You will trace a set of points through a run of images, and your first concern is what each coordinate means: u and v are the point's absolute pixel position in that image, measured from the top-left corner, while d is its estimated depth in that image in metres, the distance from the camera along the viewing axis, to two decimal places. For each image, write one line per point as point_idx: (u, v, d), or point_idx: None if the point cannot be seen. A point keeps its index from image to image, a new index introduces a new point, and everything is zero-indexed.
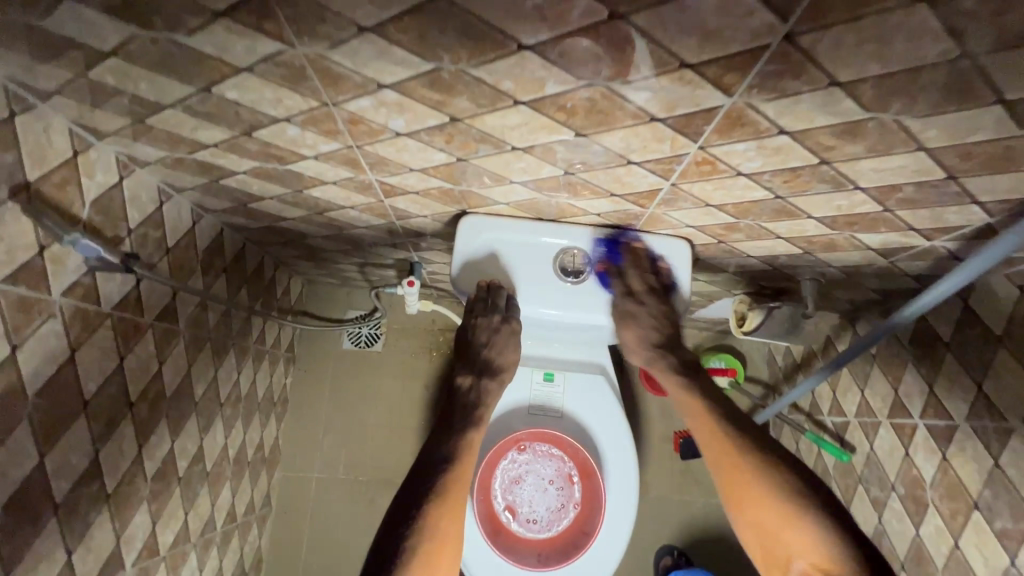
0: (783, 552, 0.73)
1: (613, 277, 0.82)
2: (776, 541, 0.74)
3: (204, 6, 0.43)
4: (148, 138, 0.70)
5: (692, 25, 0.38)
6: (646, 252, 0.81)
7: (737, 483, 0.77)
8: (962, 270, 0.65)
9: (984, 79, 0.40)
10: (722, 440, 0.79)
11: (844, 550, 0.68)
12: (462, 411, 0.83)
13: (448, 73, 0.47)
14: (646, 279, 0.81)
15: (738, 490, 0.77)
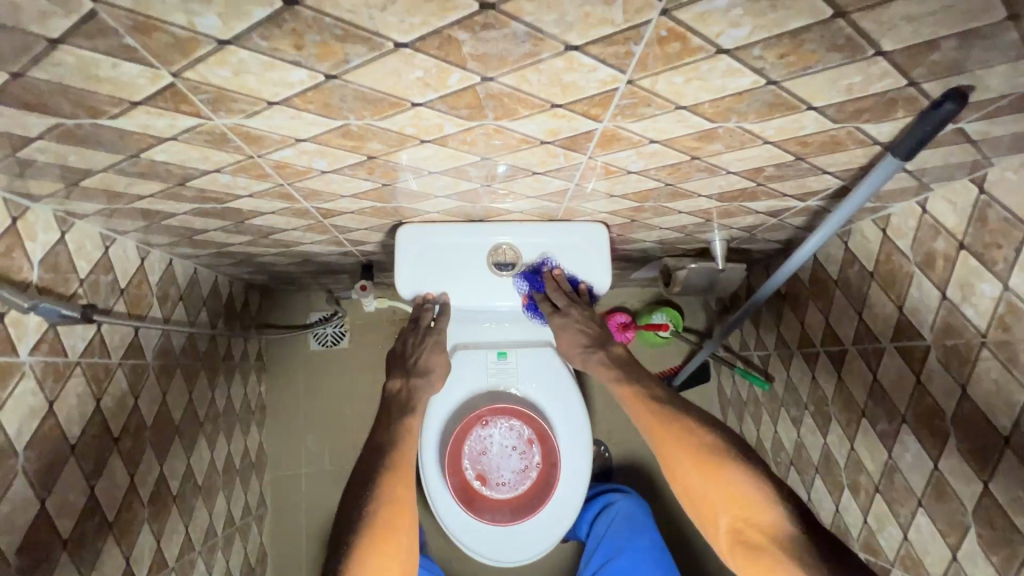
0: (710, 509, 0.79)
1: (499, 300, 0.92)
2: (704, 498, 0.80)
3: (122, 99, 0.47)
4: (83, 195, 0.73)
5: (552, 80, 0.46)
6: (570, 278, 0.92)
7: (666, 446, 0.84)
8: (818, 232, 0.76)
9: (791, 95, 0.49)
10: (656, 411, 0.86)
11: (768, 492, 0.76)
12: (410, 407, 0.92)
13: (356, 127, 0.54)
14: (570, 297, 0.92)
15: (670, 453, 0.84)
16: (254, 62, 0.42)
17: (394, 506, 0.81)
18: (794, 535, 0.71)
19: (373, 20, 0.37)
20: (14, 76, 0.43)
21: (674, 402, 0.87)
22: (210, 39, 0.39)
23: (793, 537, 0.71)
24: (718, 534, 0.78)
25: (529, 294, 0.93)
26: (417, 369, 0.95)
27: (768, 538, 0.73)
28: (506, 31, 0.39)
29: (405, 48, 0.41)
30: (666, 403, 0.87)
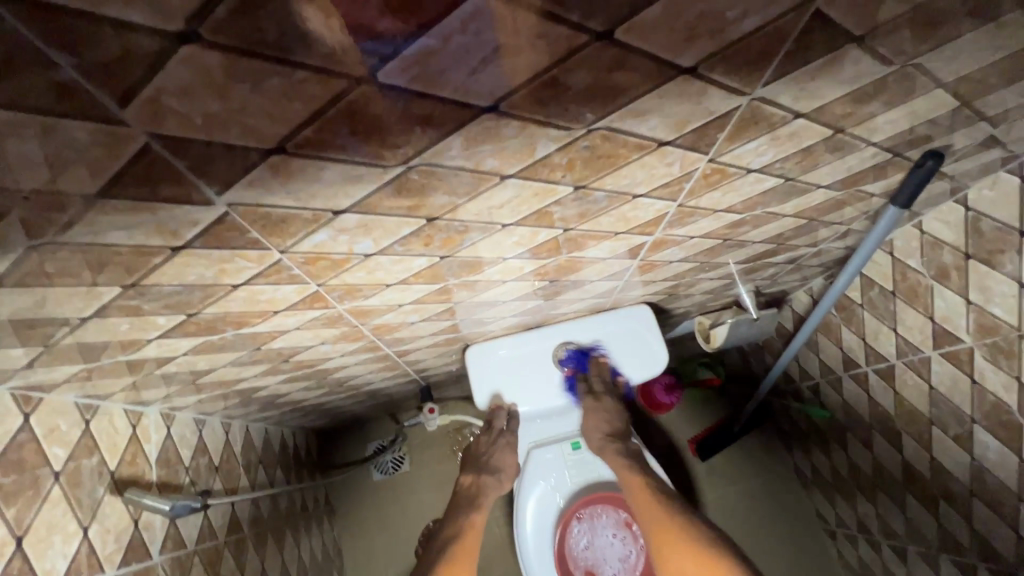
0: None
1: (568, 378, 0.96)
2: None
3: (269, 310, 0.56)
4: (192, 389, 0.80)
5: (620, 218, 0.56)
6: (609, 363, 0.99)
7: (665, 543, 0.85)
8: (861, 253, 0.83)
9: (803, 182, 0.60)
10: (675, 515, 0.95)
11: None
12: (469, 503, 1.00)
13: (453, 284, 0.63)
14: (609, 385, 1.00)
15: (668, 558, 0.84)
16: (387, 261, 0.52)
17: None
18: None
19: (491, 215, 0.47)
20: (190, 315, 0.52)
21: (674, 501, 0.92)
22: (360, 255, 0.49)
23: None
24: None
25: (574, 370, 0.97)
26: (489, 467, 1.02)
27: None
28: (590, 198, 0.49)
29: (509, 225, 0.50)
30: (667, 501, 0.92)
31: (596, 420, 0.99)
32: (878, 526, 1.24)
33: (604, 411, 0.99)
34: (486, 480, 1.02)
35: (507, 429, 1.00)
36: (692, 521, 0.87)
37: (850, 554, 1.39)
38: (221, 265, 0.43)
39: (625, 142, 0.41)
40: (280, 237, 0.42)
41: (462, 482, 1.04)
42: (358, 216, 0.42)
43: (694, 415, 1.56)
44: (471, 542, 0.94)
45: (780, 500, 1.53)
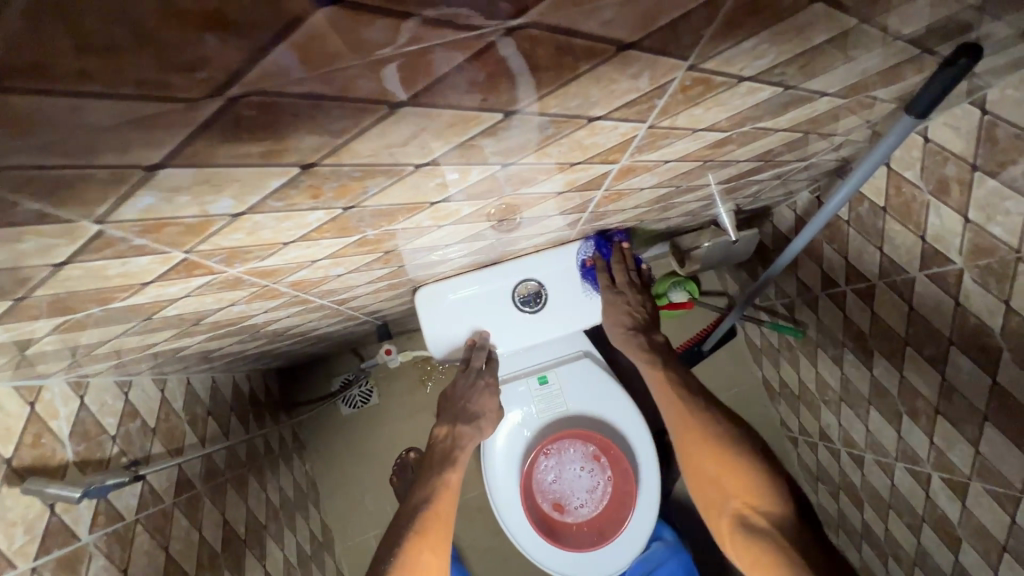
0: (720, 498, 0.79)
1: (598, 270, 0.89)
2: (716, 491, 0.79)
3: (133, 284, 0.44)
4: (96, 358, 0.70)
5: (573, 149, 0.44)
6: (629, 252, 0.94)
7: (689, 440, 0.83)
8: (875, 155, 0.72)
9: (806, 90, 0.47)
10: (681, 405, 0.86)
11: (769, 490, 0.76)
12: (443, 457, 0.91)
13: (373, 235, 0.51)
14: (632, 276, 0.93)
15: (690, 458, 0.83)
16: (270, 220, 0.40)
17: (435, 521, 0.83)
18: (792, 525, 0.71)
19: (393, 156, 0.35)
20: (20, 300, 0.40)
21: (694, 388, 0.88)
22: (223, 217, 0.36)
23: (792, 528, 0.71)
24: (722, 519, 0.78)
25: (595, 258, 0.90)
26: (467, 416, 0.93)
27: (772, 525, 0.72)
28: (529, 126, 0.37)
29: (425, 166, 0.38)
30: (694, 389, 0.88)
31: (620, 311, 0.90)
32: (840, 436, 1.28)
33: (625, 302, 0.90)
34: (464, 431, 0.93)
35: (488, 369, 0.91)
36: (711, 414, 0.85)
37: (809, 459, 1.46)
38: (10, 246, 0.31)
39: (568, 47, 0.28)
40: (79, 205, 0.29)
41: (438, 433, 0.94)
42: (191, 171, 0.29)
43: (667, 334, 1.54)
44: (445, 509, 0.85)
45: (748, 411, 1.56)
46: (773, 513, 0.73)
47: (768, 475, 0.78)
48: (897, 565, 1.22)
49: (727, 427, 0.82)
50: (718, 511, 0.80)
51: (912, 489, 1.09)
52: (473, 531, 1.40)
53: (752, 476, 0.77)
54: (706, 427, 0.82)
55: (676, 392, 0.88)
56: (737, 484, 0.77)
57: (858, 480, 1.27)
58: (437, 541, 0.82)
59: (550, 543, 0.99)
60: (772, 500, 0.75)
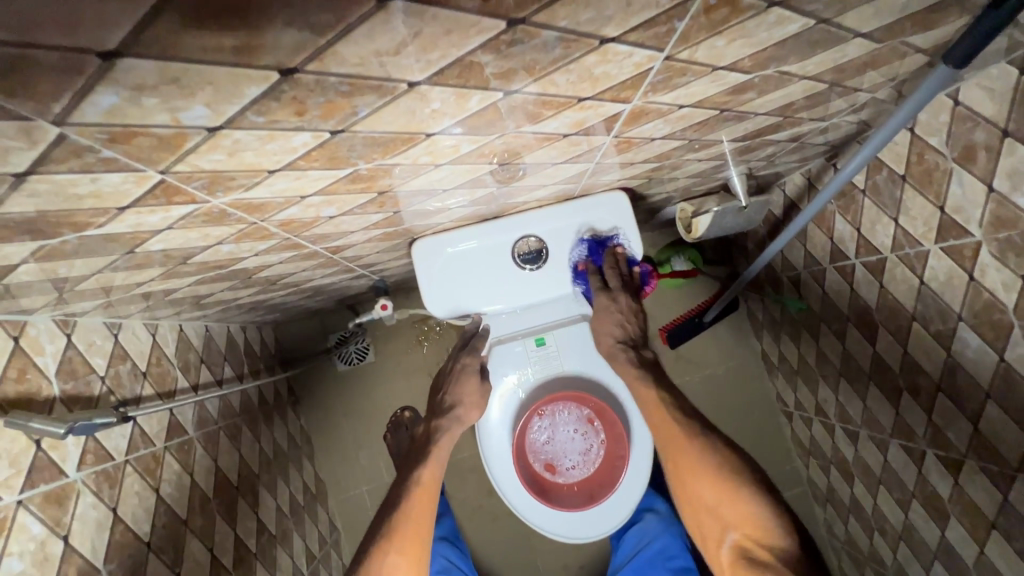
0: (719, 529, 0.82)
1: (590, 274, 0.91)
2: (714, 517, 0.83)
3: (107, 208, 0.41)
4: (82, 295, 0.68)
5: (583, 78, 0.40)
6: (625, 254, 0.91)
7: (682, 467, 0.86)
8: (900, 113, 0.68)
9: (840, 26, 0.44)
10: (673, 427, 0.89)
11: (774, 521, 0.78)
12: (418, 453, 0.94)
13: (366, 170, 0.48)
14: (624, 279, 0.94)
15: (687, 482, 0.86)
16: (251, 138, 0.37)
17: (410, 524, 0.84)
18: (797, 557, 0.74)
19: (384, 66, 0.31)
20: None
21: (696, 415, 0.90)
22: (198, 130, 0.33)
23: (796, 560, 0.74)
24: (722, 554, 0.81)
25: (587, 263, 0.90)
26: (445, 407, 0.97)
27: (775, 560, 0.74)
28: (535, 42, 0.33)
29: (420, 85, 0.35)
30: (688, 416, 0.90)
31: (610, 319, 0.94)
32: (835, 412, 1.27)
33: (618, 309, 0.94)
34: (440, 424, 0.96)
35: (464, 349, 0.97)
36: (710, 440, 0.87)
37: (802, 434, 1.46)
38: None
39: None
40: (31, 98, 0.26)
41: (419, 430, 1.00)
42: (154, 65, 0.26)
43: (668, 304, 1.52)
44: (422, 505, 0.87)
45: (744, 384, 1.55)
46: (785, 561, 0.74)
47: (772, 508, 0.80)
48: (882, 538, 1.23)
49: (727, 463, 0.84)
50: (719, 543, 0.83)
51: (904, 465, 1.09)
52: (464, 491, 1.42)
53: (755, 505, 0.80)
54: (700, 455, 0.85)
55: (676, 414, 0.90)
56: (739, 520, 0.80)
57: (851, 456, 1.27)
58: (412, 545, 0.82)
59: (540, 502, 0.99)
60: (774, 527, 0.78)
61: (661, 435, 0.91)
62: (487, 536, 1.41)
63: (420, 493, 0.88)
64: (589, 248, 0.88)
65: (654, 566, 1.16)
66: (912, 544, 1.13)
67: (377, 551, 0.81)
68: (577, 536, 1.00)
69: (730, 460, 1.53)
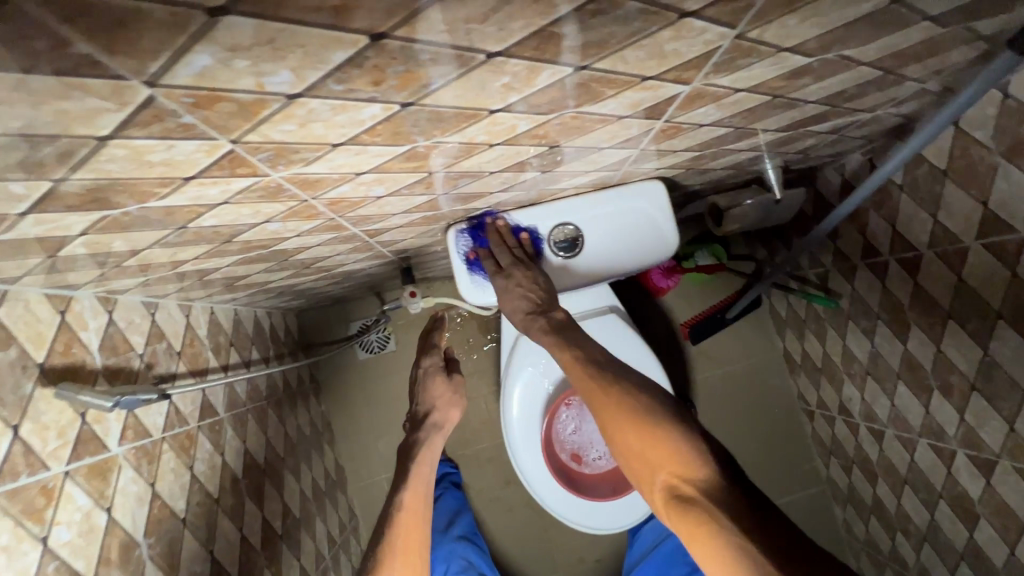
0: (645, 469, 0.61)
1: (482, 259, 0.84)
2: (639, 461, 0.62)
3: (174, 178, 0.42)
4: (127, 272, 0.69)
5: (652, 55, 0.40)
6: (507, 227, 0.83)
7: (605, 415, 0.67)
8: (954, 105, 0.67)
9: (911, 8, 0.43)
10: (588, 379, 0.71)
11: (705, 458, 0.58)
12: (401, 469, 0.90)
13: (423, 148, 0.48)
14: (517, 253, 0.83)
15: (609, 424, 0.66)
16: (325, 109, 0.37)
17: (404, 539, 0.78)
18: (723, 489, 0.55)
19: (470, 36, 0.31)
20: (58, 182, 0.38)
21: (613, 361, 0.72)
22: (278, 97, 0.33)
23: (730, 494, 0.54)
24: (654, 492, 0.61)
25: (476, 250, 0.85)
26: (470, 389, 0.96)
27: (703, 495, 0.55)
28: (618, 14, 0.33)
29: (498, 57, 0.35)
30: (605, 362, 0.72)
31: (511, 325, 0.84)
32: (860, 411, 1.26)
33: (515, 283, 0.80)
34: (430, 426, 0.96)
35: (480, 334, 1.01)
36: (631, 382, 0.68)
37: (824, 433, 1.45)
38: (55, 103, 0.29)
39: None
40: (133, 56, 0.26)
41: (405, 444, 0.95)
42: (254, 24, 0.26)
43: (690, 300, 1.51)
44: (410, 537, 0.79)
45: (765, 382, 1.55)
46: (715, 500, 0.54)
47: (708, 450, 0.60)
48: (905, 539, 1.22)
49: (647, 396, 0.66)
50: (648, 489, 0.62)
51: (932, 465, 1.08)
52: (482, 481, 1.42)
53: (682, 441, 0.60)
54: (622, 396, 0.66)
55: (587, 367, 0.72)
56: (661, 456, 0.59)
57: (875, 455, 1.26)
58: (412, 566, 0.76)
59: (569, 492, 0.99)
60: (709, 466, 0.58)
61: (575, 372, 0.73)
62: (504, 527, 1.41)
63: (407, 519, 0.80)
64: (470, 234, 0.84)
65: (677, 557, 1.15)
66: (937, 544, 1.12)
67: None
68: (605, 527, 1.00)
69: (751, 459, 1.52)
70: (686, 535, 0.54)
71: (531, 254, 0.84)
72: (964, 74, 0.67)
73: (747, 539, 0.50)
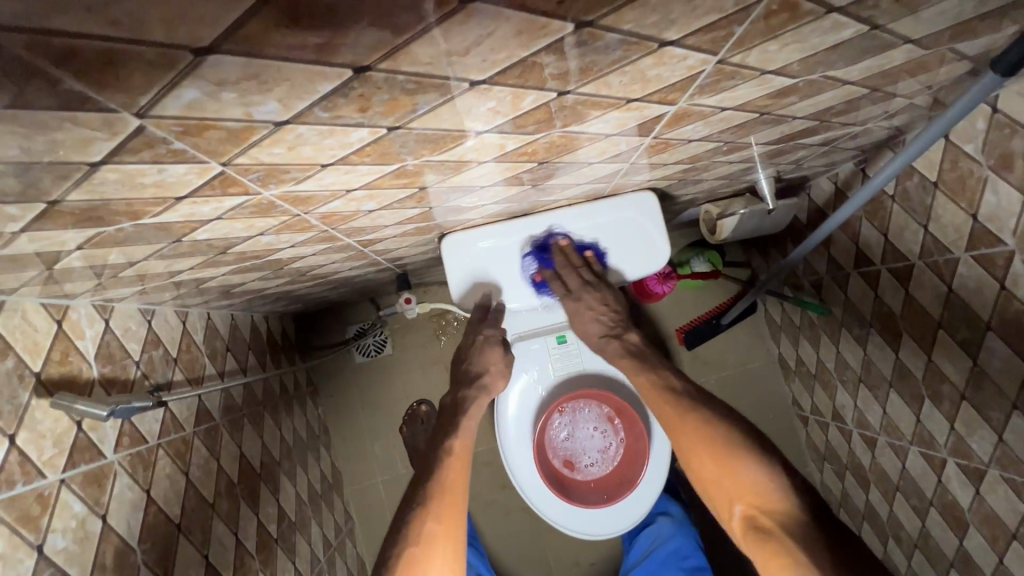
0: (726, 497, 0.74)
1: (549, 282, 0.89)
2: (720, 488, 0.75)
3: (166, 197, 0.43)
4: (123, 282, 0.69)
5: (635, 80, 0.41)
6: (571, 246, 0.87)
7: (683, 441, 0.81)
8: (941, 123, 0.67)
9: (892, 32, 0.44)
10: (665, 404, 0.85)
11: (776, 486, 0.71)
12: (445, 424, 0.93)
13: (412, 166, 0.49)
14: (584, 274, 0.89)
15: (688, 451, 0.80)
16: (313, 133, 0.37)
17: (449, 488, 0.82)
18: (798, 519, 0.67)
19: (451, 66, 0.32)
20: (52, 203, 0.39)
21: (691, 394, 0.86)
22: (266, 124, 0.34)
23: (802, 524, 0.66)
24: (732, 520, 0.74)
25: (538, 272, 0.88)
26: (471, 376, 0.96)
27: (777, 523, 0.68)
28: (597, 45, 0.34)
29: (481, 85, 0.36)
30: (683, 394, 0.86)
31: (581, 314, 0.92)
32: (853, 417, 1.27)
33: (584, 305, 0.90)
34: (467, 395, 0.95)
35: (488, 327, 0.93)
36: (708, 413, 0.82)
37: (817, 438, 1.46)
38: (46, 133, 0.29)
39: None
40: (122, 91, 0.27)
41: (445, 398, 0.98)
42: (239, 62, 0.27)
43: (685, 305, 1.53)
44: (455, 483, 0.82)
45: (760, 387, 1.55)
46: (785, 527, 0.66)
47: (782, 478, 0.72)
48: (897, 545, 1.23)
49: (721, 426, 0.78)
50: (727, 513, 0.75)
51: (923, 473, 1.09)
52: (478, 485, 1.43)
53: (754, 471, 0.73)
54: (697, 425, 0.80)
55: (664, 393, 0.87)
56: (743, 488, 0.72)
57: (868, 462, 1.27)
58: (449, 511, 0.79)
59: (559, 498, 0.99)
60: (779, 494, 0.70)
61: (657, 405, 0.87)
62: (499, 530, 1.42)
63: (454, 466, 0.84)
64: (534, 258, 0.86)
65: (668, 565, 1.16)
66: (927, 552, 1.13)
67: (413, 520, 0.77)
68: (593, 533, 1.01)
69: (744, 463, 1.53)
70: (760, 557, 0.67)
71: (598, 273, 0.90)
72: (953, 91, 0.68)
73: (814, 556, 0.62)
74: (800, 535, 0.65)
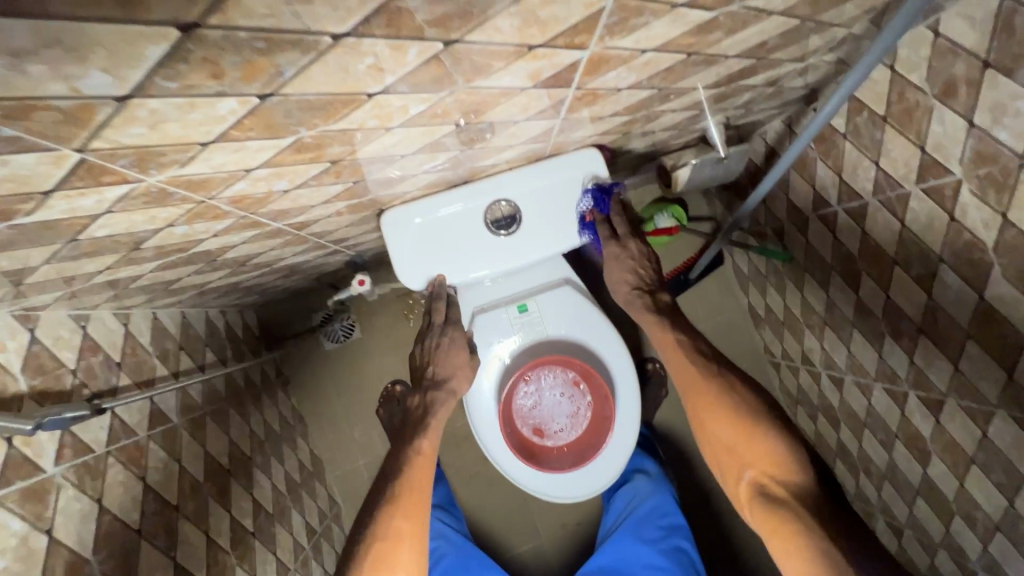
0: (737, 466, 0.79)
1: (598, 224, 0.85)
2: (732, 455, 0.80)
3: (29, 193, 0.39)
4: (38, 289, 0.65)
5: (528, 21, 0.37)
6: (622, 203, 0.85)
7: (702, 405, 0.84)
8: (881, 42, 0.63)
9: None
10: (689, 369, 0.87)
11: (788, 455, 0.76)
12: (412, 424, 0.90)
13: (310, 138, 0.46)
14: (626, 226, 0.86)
15: (705, 417, 0.84)
16: (169, 108, 0.34)
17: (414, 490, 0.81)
18: (812, 493, 0.72)
19: (299, 17, 0.29)
20: None
21: (719, 358, 0.88)
22: (104, 100, 0.31)
23: (811, 496, 0.71)
24: (739, 488, 0.79)
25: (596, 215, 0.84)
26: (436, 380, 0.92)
27: (789, 494, 0.72)
28: None
29: (347, 38, 0.32)
30: (709, 358, 0.88)
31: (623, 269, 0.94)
32: (821, 359, 1.28)
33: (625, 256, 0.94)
34: (435, 395, 0.92)
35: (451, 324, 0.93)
36: (729, 382, 0.85)
37: (790, 382, 1.47)
38: None
39: None
40: None
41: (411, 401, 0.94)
42: (25, 26, 0.23)
43: None
44: (422, 479, 0.83)
45: (732, 338, 1.56)
46: (799, 500, 0.70)
47: (795, 448, 0.77)
48: (868, 479, 1.27)
49: (744, 399, 0.82)
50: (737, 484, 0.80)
51: (888, 408, 1.11)
52: (459, 460, 1.43)
53: (769, 441, 0.77)
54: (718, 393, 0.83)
55: (693, 357, 0.89)
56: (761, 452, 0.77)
57: (836, 401, 1.29)
58: (415, 509, 0.80)
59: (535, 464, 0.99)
60: (789, 464, 0.75)
61: (678, 374, 0.89)
62: (484, 501, 1.43)
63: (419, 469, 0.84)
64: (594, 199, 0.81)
65: (646, 523, 1.18)
66: (896, 481, 1.16)
67: (381, 520, 0.78)
68: (568, 496, 1.02)
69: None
70: (767, 527, 0.71)
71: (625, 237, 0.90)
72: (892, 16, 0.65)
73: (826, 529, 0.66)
74: (808, 505, 0.70)
